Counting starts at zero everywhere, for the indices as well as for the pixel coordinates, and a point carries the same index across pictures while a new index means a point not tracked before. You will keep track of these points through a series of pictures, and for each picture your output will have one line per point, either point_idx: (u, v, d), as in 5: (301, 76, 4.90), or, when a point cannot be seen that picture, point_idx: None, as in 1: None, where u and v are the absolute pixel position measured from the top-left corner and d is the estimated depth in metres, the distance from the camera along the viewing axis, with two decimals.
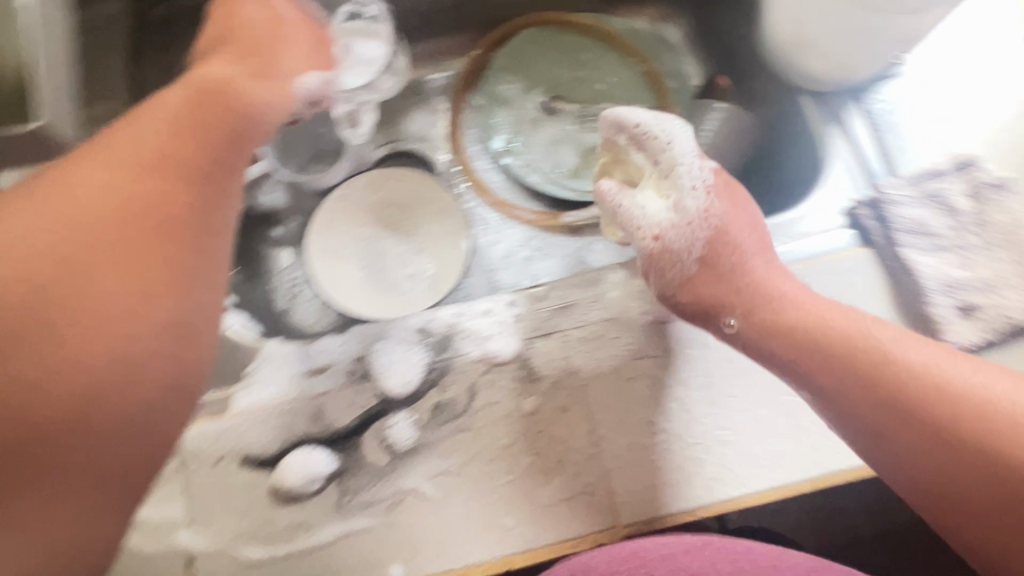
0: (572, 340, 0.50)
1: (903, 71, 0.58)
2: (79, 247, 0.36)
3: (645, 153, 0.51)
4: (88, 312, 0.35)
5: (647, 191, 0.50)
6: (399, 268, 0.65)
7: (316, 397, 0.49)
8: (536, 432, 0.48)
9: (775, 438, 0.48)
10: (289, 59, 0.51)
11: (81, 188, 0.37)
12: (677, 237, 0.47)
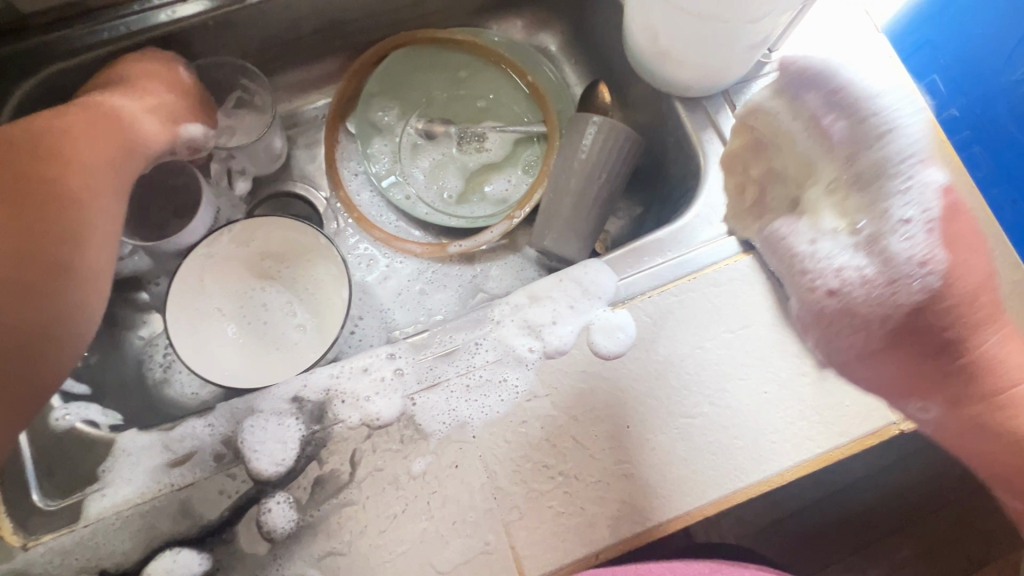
0: (458, 389, 0.48)
1: (770, 69, 0.57)
2: None
3: (844, 135, 0.45)
4: None
5: (826, 218, 0.47)
6: (285, 320, 0.61)
7: (180, 490, 0.45)
8: (427, 495, 0.45)
9: (677, 465, 0.47)
10: (173, 103, 0.55)
11: None
12: (857, 290, 0.45)
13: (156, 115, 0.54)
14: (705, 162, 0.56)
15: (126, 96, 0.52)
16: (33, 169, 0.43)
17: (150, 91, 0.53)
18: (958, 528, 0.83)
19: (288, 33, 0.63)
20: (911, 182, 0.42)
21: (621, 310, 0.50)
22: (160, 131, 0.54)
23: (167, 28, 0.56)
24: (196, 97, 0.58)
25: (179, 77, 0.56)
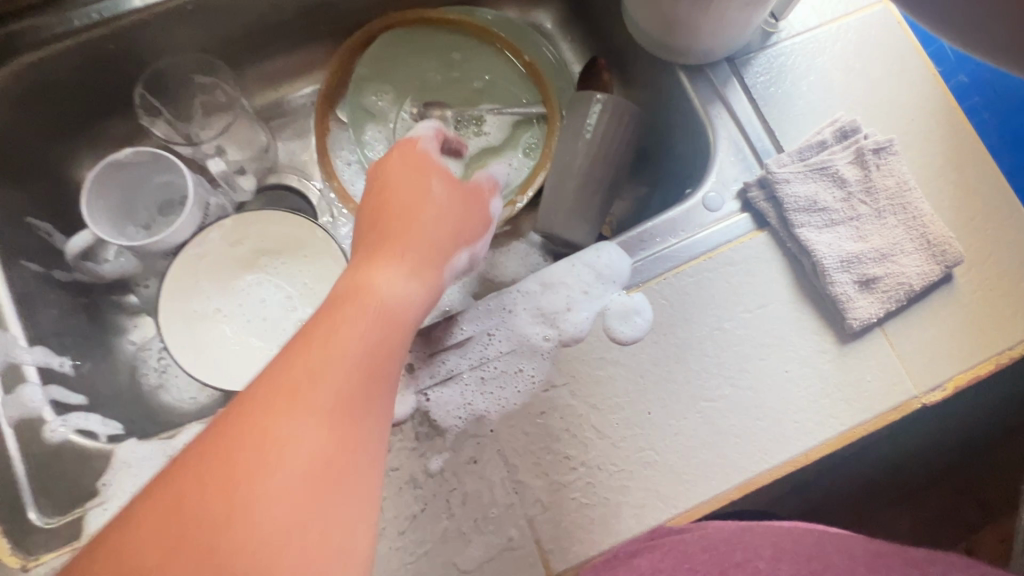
0: (472, 382, 0.46)
1: (778, 39, 0.56)
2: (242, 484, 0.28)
3: None
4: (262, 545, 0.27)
5: (816, 183, 0.50)
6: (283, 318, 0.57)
7: None
8: (446, 493, 0.44)
9: (700, 449, 0.46)
10: (445, 237, 0.45)
11: (349, 334, 0.35)
12: (818, 242, 0.49)
13: (426, 271, 0.43)
14: (714, 137, 0.54)
15: (375, 261, 0.41)
16: (309, 435, 0.30)
17: (422, 217, 0.44)
18: (957, 495, 0.85)
19: (271, 15, 0.59)
20: None
21: (637, 294, 0.48)
22: (416, 285, 0.41)
23: (150, 11, 0.52)
24: (463, 195, 0.48)
25: (438, 204, 0.46)
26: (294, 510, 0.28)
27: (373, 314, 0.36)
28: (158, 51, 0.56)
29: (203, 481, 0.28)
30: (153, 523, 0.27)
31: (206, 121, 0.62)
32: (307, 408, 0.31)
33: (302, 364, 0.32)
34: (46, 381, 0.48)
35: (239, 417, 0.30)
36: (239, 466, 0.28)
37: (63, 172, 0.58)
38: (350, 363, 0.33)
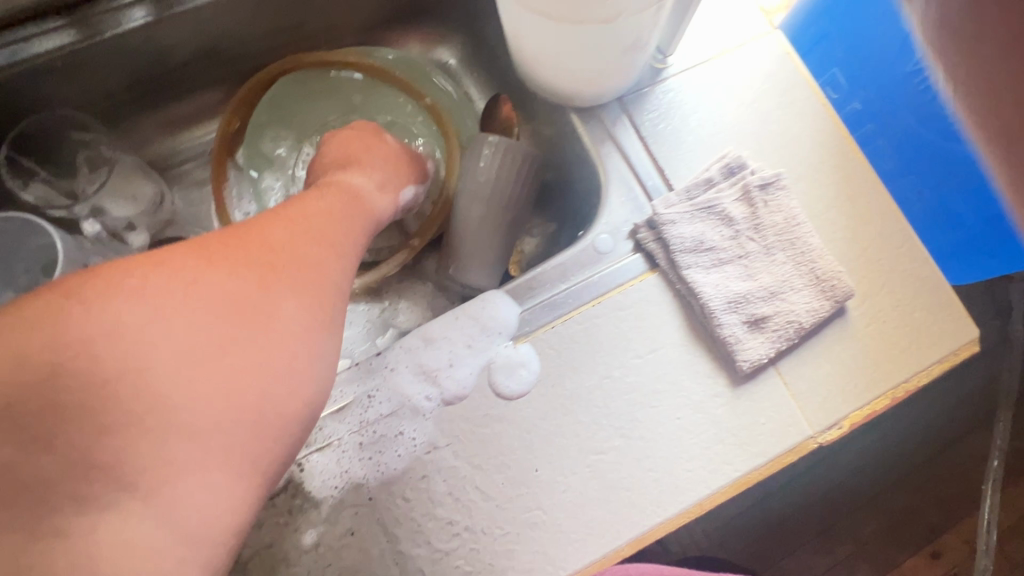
0: (350, 449, 0.44)
1: (667, 74, 0.55)
2: (233, 261, 0.38)
3: None
4: (239, 309, 0.37)
5: (704, 223, 0.49)
6: None
7: None
8: (322, 569, 0.42)
9: (589, 506, 0.44)
10: (399, 175, 0.54)
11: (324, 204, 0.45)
12: (706, 284, 0.48)
13: (386, 186, 0.52)
14: (604, 177, 0.53)
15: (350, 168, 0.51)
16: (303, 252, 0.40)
17: (381, 149, 0.55)
18: (917, 501, 0.83)
19: (152, 68, 0.58)
20: None
21: (524, 345, 0.47)
22: (383, 189, 0.51)
23: (8, 70, 0.50)
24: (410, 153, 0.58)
25: (396, 147, 0.56)
26: (285, 292, 0.38)
27: (344, 197, 0.47)
28: (25, 109, 0.54)
29: (222, 253, 0.38)
30: (183, 264, 0.37)
31: (92, 176, 0.59)
32: (304, 236, 0.41)
33: (300, 210, 0.43)
34: None
35: (251, 226, 0.40)
36: (248, 253, 0.39)
37: None
38: (329, 220, 0.44)
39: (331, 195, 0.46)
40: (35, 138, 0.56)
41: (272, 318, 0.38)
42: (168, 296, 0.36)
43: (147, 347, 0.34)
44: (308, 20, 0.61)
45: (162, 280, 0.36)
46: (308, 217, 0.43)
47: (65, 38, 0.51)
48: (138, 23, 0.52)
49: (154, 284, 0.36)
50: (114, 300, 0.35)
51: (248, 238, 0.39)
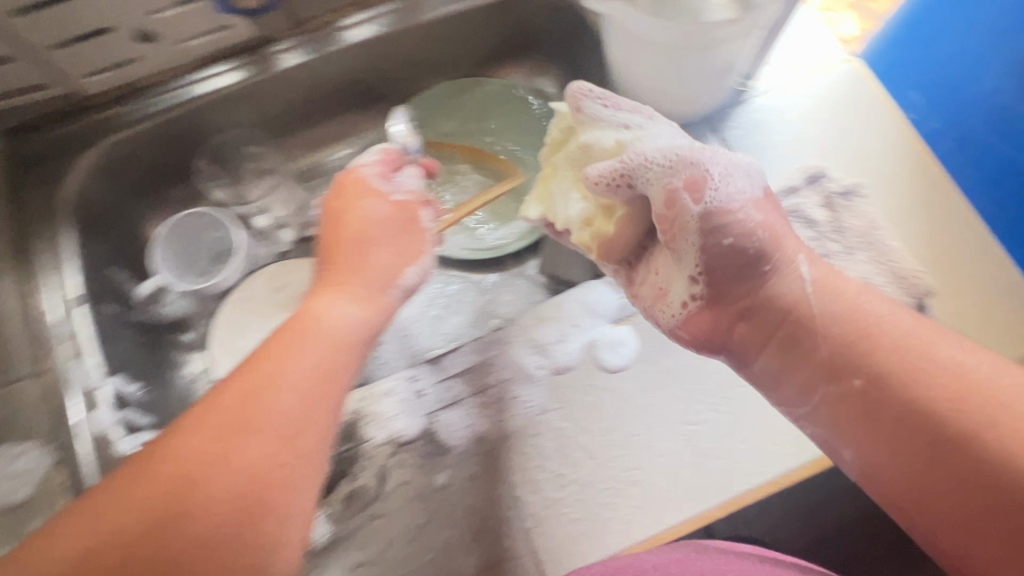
0: (474, 407, 0.52)
1: (754, 96, 0.62)
2: (193, 459, 0.34)
3: (692, 179, 0.42)
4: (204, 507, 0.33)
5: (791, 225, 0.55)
6: (250, 340, 0.64)
7: None
8: (449, 505, 0.49)
9: (682, 470, 0.49)
10: (382, 268, 0.48)
11: (303, 352, 0.39)
12: None
13: (368, 300, 0.46)
14: None
15: (326, 291, 0.45)
16: (247, 427, 0.36)
17: (375, 240, 0.49)
18: None
19: (310, 94, 0.70)
20: (719, 189, 0.42)
21: (624, 327, 0.54)
22: (365, 314, 0.44)
23: (202, 100, 0.64)
24: (406, 229, 0.51)
25: (375, 228, 0.49)
26: (219, 478, 0.34)
27: (322, 334, 0.41)
28: (217, 128, 0.67)
29: (168, 438, 0.36)
30: (135, 477, 0.34)
31: (251, 183, 0.71)
32: (247, 408, 0.36)
33: (252, 374, 0.38)
34: (118, 406, 0.55)
35: (201, 403, 0.37)
36: (189, 434, 0.35)
37: (137, 232, 0.68)
38: (311, 369, 0.39)
39: (305, 337, 0.40)
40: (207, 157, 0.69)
41: (240, 516, 0.34)
42: (121, 519, 0.33)
43: (122, 556, 0.32)
44: (430, 55, 0.72)
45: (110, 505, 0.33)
46: (285, 372, 0.38)
47: (245, 75, 0.64)
48: (291, 62, 0.65)
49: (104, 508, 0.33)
50: (67, 533, 0.33)
51: (208, 422, 0.36)
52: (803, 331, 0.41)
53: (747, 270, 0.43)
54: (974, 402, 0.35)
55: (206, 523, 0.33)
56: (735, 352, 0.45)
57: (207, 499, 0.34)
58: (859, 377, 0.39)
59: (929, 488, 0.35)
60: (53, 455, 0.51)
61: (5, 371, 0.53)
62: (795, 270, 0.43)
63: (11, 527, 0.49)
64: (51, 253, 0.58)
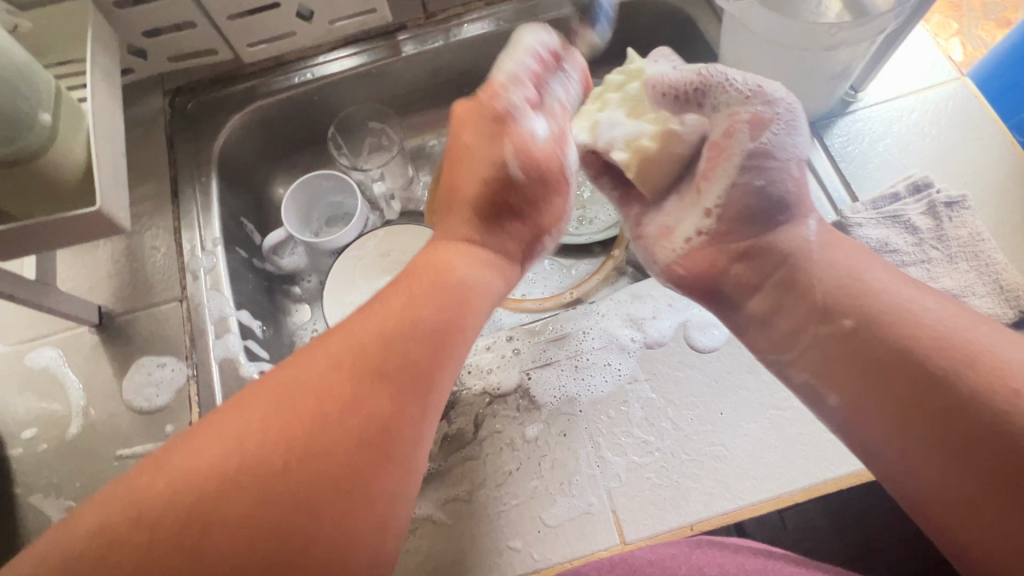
0: (567, 369, 0.55)
1: (859, 106, 0.63)
2: (337, 377, 0.36)
3: (763, 108, 0.46)
4: (349, 421, 0.35)
5: (891, 230, 0.56)
6: (357, 294, 0.70)
7: None
8: (538, 457, 0.52)
9: (767, 451, 0.51)
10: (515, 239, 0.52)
11: (436, 296, 0.42)
12: None
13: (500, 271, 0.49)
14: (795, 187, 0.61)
15: (461, 246, 0.48)
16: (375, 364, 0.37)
17: (503, 203, 0.51)
18: None
19: (429, 79, 0.76)
20: (777, 134, 0.46)
21: None
22: (493, 272, 0.48)
23: (334, 76, 0.71)
24: (542, 188, 0.52)
25: (524, 175, 0.50)
26: (349, 407, 0.35)
27: (454, 282, 0.44)
28: (345, 103, 0.74)
29: (294, 366, 0.37)
30: (280, 391, 0.36)
31: (370, 158, 0.77)
32: (376, 343, 0.38)
33: (376, 317, 0.39)
34: (244, 336, 0.61)
35: (325, 339, 0.39)
36: (319, 366, 0.37)
37: (266, 190, 0.76)
38: (446, 311, 0.41)
39: (439, 282, 0.43)
40: (336, 126, 0.74)
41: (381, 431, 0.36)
42: (273, 427, 0.34)
43: (272, 460, 0.33)
44: None
45: (259, 412, 0.35)
46: (419, 309, 0.40)
47: (373, 56, 0.71)
48: (409, 52, 0.72)
49: (250, 417, 0.34)
50: (210, 440, 0.34)
51: (350, 346, 0.38)
52: (799, 272, 0.44)
53: (756, 216, 0.47)
54: (947, 344, 0.36)
55: (353, 435, 0.35)
56: (731, 290, 0.48)
57: (355, 410, 0.35)
58: (854, 330, 0.40)
59: (923, 444, 0.35)
60: (188, 368, 0.57)
61: (153, 294, 0.61)
62: (803, 225, 0.46)
63: (149, 427, 0.55)
64: (199, 197, 0.66)
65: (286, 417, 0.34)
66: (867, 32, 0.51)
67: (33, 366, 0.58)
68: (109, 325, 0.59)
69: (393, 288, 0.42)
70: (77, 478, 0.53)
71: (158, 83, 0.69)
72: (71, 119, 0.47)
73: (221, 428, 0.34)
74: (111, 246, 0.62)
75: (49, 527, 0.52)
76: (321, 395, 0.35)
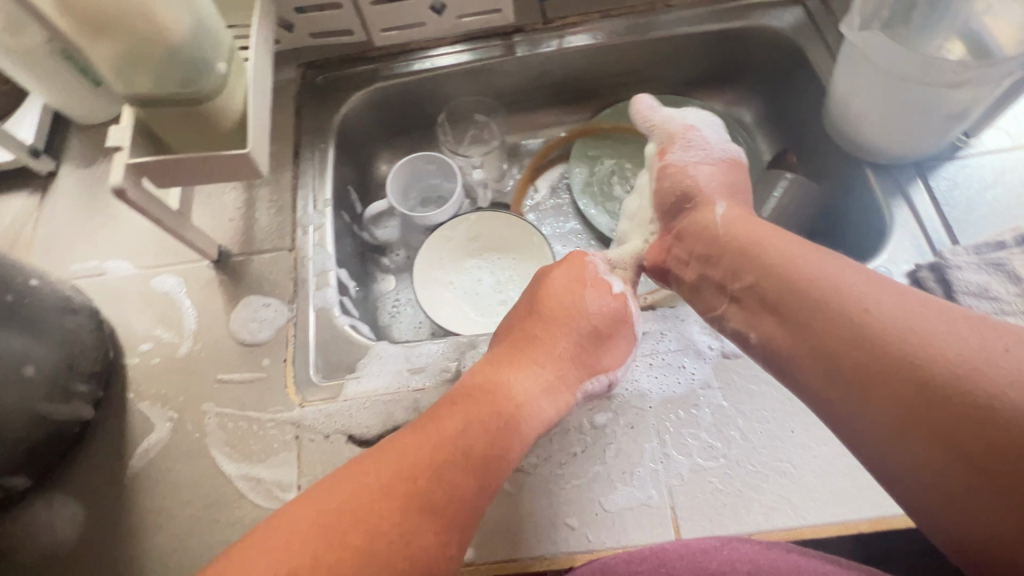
0: (641, 365, 0.56)
1: (969, 153, 0.63)
2: (392, 485, 0.43)
3: (674, 140, 0.64)
4: (398, 526, 0.41)
5: (996, 280, 0.53)
6: (442, 273, 0.74)
7: (386, 393, 0.57)
8: (603, 443, 0.53)
9: (834, 477, 0.50)
10: (575, 369, 0.56)
11: (478, 420, 0.48)
12: None
13: (555, 395, 0.53)
14: (892, 223, 0.61)
15: (519, 366, 0.54)
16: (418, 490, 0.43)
17: (566, 334, 0.57)
18: None
19: (536, 82, 0.80)
20: (680, 154, 0.62)
21: None
22: (542, 392, 0.52)
23: (451, 68, 0.76)
24: (609, 334, 0.57)
25: (603, 321, 0.58)
26: (396, 541, 0.41)
27: (503, 402, 0.50)
28: (455, 95, 0.80)
29: (341, 490, 0.43)
30: (339, 501, 0.42)
31: (469, 148, 0.81)
32: (417, 474, 0.44)
33: (420, 439, 0.46)
34: (340, 292, 0.66)
35: (371, 462, 0.45)
36: (365, 497, 0.42)
37: (371, 165, 0.81)
38: (488, 433, 0.47)
39: (485, 406, 0.49)
40: (445, 118, 0.80)
41: (422, 537, 0.42)
42: (333, 537, 0.40)
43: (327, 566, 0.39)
44: (647, 69, 0.80)
45: (318, 523, 0.41)
46: (462, 430, 0.47)
47: (489, 54, 0.76)
48: (523, 54, 0.76)
49: (308, 526, 0.41)
50: (271, 549, 0.39)
51: (403, 460, 0.44)
52: (717, 246, 0.54)
53: (675, 208, 0.60)
54: (889, 327, 0.41)
55: (400, 544, 0.41)
56: (673, 273, 0.58)
57: (401, 523, 0.42)
58: (782, 321, 0.47)
59: (881, 431, 0.40)
60: (289, 312, 0.62)
61: (266, 241, 0.66)
62: (713, 208, 0.56)
63: (248, 358, 0.60)
64: (316, 162, 0.72)
65: (342, 527, 0.41)
66: (995, 72, 0.52)
67: (157, 289, 0.64)
68: (225, 263, 0.65)
69: (439, 411, 0.49)
70: (181, 393, 0.59)
71: (293, 57, 0.76)
72: (238, 75, 0.54)
73: (277, 563, 0.39)
74: (235, 194, 0.69)
75: (152, 431, 0.57)
76: (370, 525, 0.41)
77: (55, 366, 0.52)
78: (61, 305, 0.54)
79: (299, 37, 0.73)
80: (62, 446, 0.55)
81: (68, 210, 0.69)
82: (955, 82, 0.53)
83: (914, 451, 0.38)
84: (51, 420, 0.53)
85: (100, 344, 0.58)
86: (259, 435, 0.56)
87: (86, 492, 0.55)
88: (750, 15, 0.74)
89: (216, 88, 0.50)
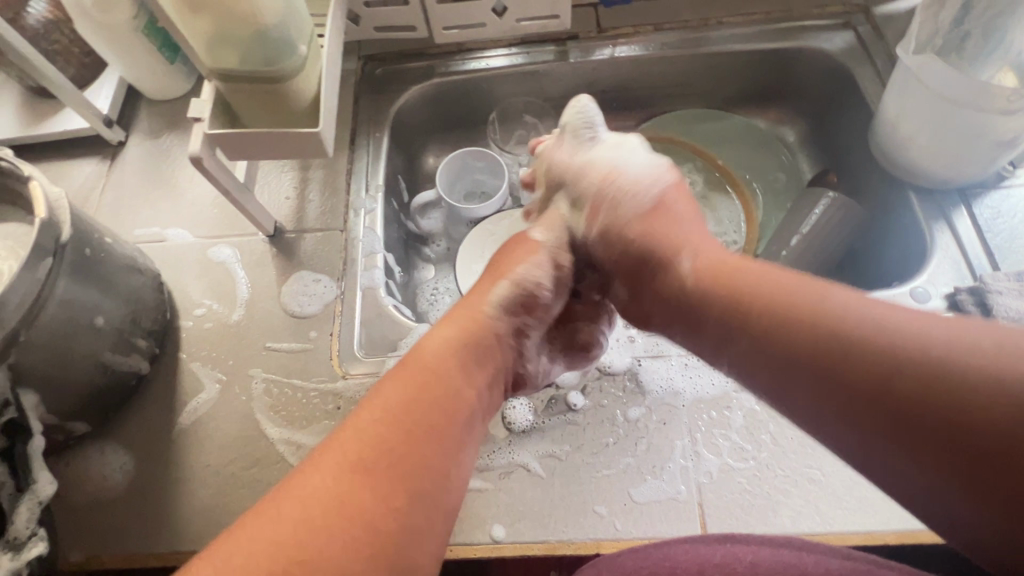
0: (677, 364, 0.58)
1: (1014, 183, 0.63)
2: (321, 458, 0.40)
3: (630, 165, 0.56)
4: (328, 490, 0.38)
5: None
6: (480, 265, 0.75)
7: None
8: (635, 437, 0.55)
9: (864, 487, 0.51)
10: (485, 297, 0.53)
11: (400, 386, 0.45)
12: None
13: (453, 336, 0.49)
14: (932, 247, 0.62)
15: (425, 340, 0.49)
16: (354, 458, 0.40)
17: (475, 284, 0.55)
18: None
19: (585, 88, 0.82)
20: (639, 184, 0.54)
21: None
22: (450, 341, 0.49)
23: (506, 68, 0.79)
24: (517, 257, 0.56)
25: (511, 254, 0.57)
26: (331, 506, 0.38)
27: (427, 361, 0.47)
28: (506, 95, 0.82)
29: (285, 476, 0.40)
30: (279, 485, 0.40)
31: (517, 147, 0.85)
32: (344, 444, 0.41)
33: (362, 415, 0.43)
34: (385, 273, 0.68)
35: (315, 457, 0.41)
36: (300, 478, 0.39)
37: (419, 157, 0.84)
38: (409, 402, 0.44)
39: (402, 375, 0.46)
40: (496, 117, 0.84)
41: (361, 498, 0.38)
42: (270, 510, 0.38)
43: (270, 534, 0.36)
44: (694, 83, 0.82)
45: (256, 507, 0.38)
46: (380, 402, 0.43)
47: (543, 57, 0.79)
48: (575, 59, 0.78)
49: (252, 508, 0.38)
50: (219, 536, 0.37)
51: (329, 438, 0.42)
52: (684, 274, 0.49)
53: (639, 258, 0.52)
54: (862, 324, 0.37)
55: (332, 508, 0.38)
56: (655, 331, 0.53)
57: (335, 489, 0.39)
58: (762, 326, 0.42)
59: (896, 422, 0.34)
60: (338, 288, 0.65)
61: (319, 220, 0.69)
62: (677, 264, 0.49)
63: (295, 330, 0.63)
64: (371, 149, 0.75)
65: (279, 500, 0.38)
66: None
67: (213, 259, 0.67)
68: (279, 238, 0.68)
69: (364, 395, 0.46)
70: (231, 358, 0.62)
71: (355, 49, 0.80)
72: (315, 58, 0.57)
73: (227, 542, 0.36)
74: (292, 175, 0.72)
75: (202, 391, 0.60)
76: (304, 500, 0.38)
77: (121, 320, 0.55)
78: (131, 264, 0.57)
79: (364, 30, 0.76)
80: (118, 398, 0.58)
81: (134, 178, 0.73)
82: (1006, 108, 0.55)
83: (934, 435, 0.33)
84: (113, 371, 0.56)
85: (159, 304, 0.61)
86: (302, 403, 0.59)
87: (136, 444, 0.58)
88: (800, 37, 0.76)
89: (299, 68, 0.54)
